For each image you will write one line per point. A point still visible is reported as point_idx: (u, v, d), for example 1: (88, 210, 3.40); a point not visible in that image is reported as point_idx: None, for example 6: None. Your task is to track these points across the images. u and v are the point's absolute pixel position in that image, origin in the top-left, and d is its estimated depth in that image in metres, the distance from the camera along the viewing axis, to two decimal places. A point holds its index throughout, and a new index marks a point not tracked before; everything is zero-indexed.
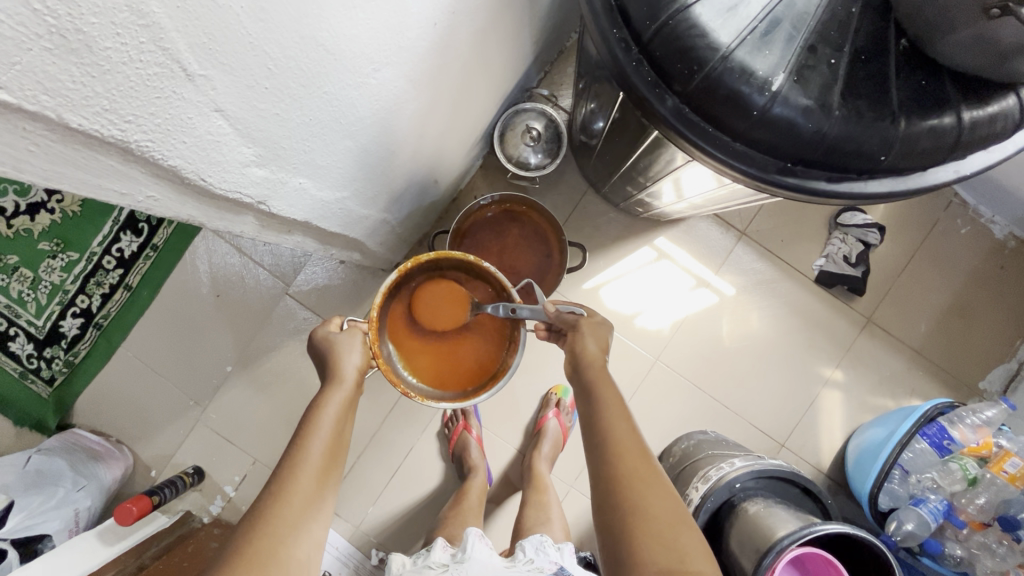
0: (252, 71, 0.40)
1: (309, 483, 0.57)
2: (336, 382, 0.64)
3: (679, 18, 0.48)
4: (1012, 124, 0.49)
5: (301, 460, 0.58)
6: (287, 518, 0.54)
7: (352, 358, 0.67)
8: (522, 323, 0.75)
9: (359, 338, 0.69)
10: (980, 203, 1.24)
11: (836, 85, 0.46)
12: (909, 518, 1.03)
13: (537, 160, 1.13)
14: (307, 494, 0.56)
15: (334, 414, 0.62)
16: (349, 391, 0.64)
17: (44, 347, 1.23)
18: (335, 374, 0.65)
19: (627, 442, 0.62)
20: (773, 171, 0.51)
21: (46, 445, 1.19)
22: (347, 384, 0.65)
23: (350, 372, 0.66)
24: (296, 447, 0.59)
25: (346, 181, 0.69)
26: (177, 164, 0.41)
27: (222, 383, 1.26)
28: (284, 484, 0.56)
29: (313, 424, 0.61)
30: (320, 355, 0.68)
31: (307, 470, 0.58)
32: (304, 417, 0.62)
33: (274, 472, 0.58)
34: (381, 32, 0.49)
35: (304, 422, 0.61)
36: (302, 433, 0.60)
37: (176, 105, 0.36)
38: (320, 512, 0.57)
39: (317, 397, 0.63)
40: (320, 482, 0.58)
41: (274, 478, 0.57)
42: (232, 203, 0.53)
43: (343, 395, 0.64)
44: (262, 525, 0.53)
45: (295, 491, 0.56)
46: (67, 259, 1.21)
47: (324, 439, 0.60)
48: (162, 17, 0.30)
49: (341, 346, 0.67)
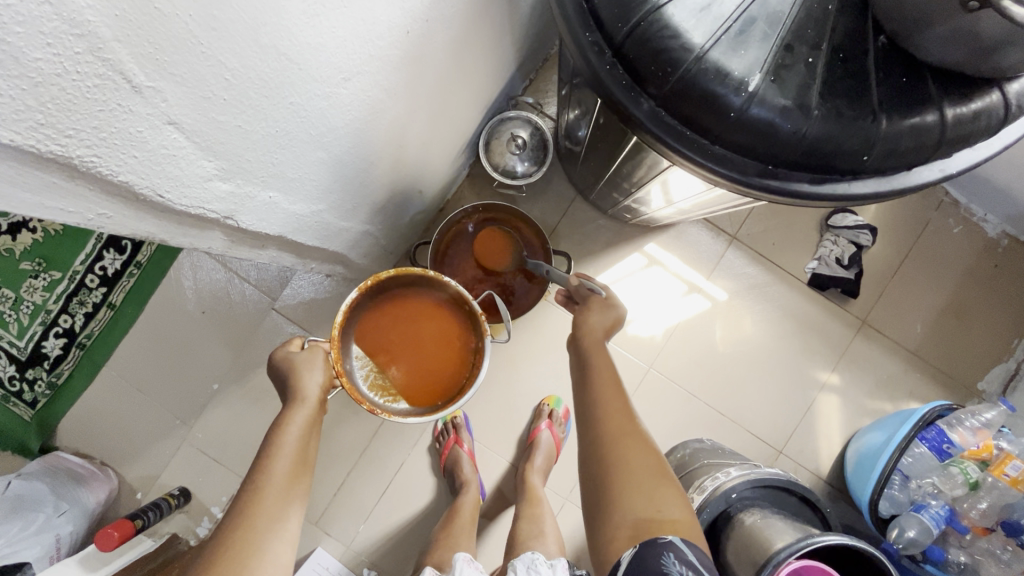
0: (207, 82, 0.38)
1: (273, 505, 0.55)
2: (298, 402, 0.62)
3: (651, 20, 0.47)
4: (996, 121, 0.48)
5: (264, 482, 0.56)
6: (249, 542, 0.52)
7: (314, 376, 0.65)
8: (484, 332, 0.75)
9: (321, 356, 0.67)
10: (971, 202, 1.23)
11: (814, 84, 0.45)
12: (911, 525, 1.01)
13: (523, 168, 1.11)
14: (271, 516, 0.54)
15: (297, 434, 0.60)
16: (310, 409, 0.62)
17: (26, 368, 1.21)
18: (297, 394, 0.63)
19: (618, 407, 0.66)
20: (753, 174, 0.49)
21: (27, 469, 1.16)
22: (309, 403, 0.63)
23: (313, 390, 0.64)
24: (259, 469, 0.57)
25: (321, 194, 0.68)
26: (129, 180, 0.39)
27: (208, 401, 1.23)
28: (247, 507, 0.54)
29: (275, 445, 0.59)
30: (280, 375, 0.66)
31: (270, 490, 0.55)
32: (266, 440, 0.60)
33: (236, 496, 0.56)
34: (349, 40, 0.47)
35: (266, 443, 0.59)
36: (264, 456, 0.58)
37: (122, 119, 0.34)
38: (285, 533, 0.54)
39: (278, 418, 0.61)
40: (285, 503, 0.56)
41: (238, 502, 0.55)
42: (197, 219, 0.52)
43: (305, 413, 0.62)
44: (223, 551, 0.51)
45: (258, 513, 0.54)
46: (50, 278, 1.19)
47: (286, 460, 0.58)
48: (99, 26, 0.28)
49: (301, 365, 0.65)
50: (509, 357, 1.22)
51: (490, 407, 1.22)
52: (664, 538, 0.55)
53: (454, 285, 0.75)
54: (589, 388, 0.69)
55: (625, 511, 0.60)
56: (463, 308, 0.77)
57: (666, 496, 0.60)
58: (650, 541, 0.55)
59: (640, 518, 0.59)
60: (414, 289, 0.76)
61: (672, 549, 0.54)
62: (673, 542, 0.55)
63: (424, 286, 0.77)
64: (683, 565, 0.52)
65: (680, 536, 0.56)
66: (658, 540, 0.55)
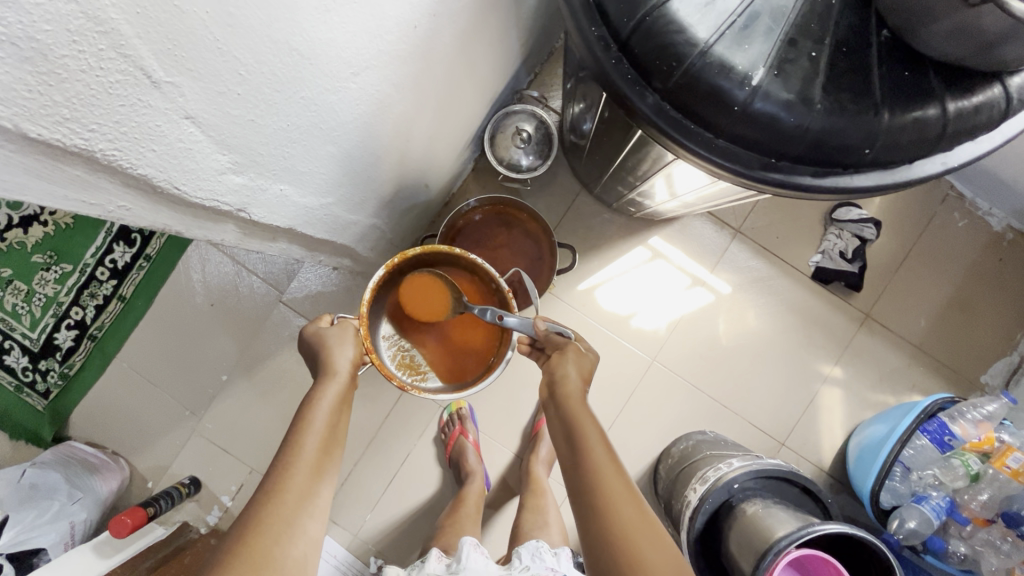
0: (223, 78, 0.39)
1: (304, 480, 0.56)
2: (330, 375, 0.65)
3: (656, 15, 0.47)
4: (997, 114, 0.48)
5: (296, 456, 0.58)
6: (280, 516, 0.53)
7: (344, 351, 0.67)
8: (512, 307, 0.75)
9: (351, 331, 0.69)
10: (977, 195, 1.23)
11: (817, 78, 0.46)
12: (912, 516, 1.02)
13: (528, 161, 1.12)
14: (303, 490, 0.56)
15: (328, 407, 0.62)
16: (342, 383, 0.64)
17: (39, 359, 1.23)
18: (328, 368, 0.65)
19: (629, 513, 0.56)
20: (757, 167, 0.50)
21: (40, 458, 1.18)
22: (339, 377, 0.65)
23: (343, 365, 0.66)
24: (291, 444, 0.59)
25: (330, 187, 0.69)
26: (147, 173, 0.40)
27: (217, 392, 1.25)
28: (276, 482, 0.56)
29: (307, 418, 0.61)
30: (313, 346, 0.68)
31: (301, 464, 0.57)
32: (298, 415, 0.62)
33: (269, 470, 0.57)
34: (359, 36, 0.48)
35: (299, 415, 0.61)
36: (295, 431, 0.60)
37: (142, 113, 0.35)
38: (314, 510, 0.56)
39: (310, 393, 0.63)
40: (317, 478, 0.57)
41: (269, 476, 0.57)
42: (210, 211, 0.53)
43: (337, 387, 0.64)
44: (256, 522, 0.52)
45: (291, 485, 0.56)
46: (61, 271, 1.21)
47: (317, 435, 0.60)
48: (122, 23, 0.29)
49: (336, 338, 0.68)
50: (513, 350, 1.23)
51: (494, 399, 1.24)
52: None
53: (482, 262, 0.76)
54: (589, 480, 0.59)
55: None
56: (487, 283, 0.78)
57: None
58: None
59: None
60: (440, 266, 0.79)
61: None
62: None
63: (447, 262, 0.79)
64: None
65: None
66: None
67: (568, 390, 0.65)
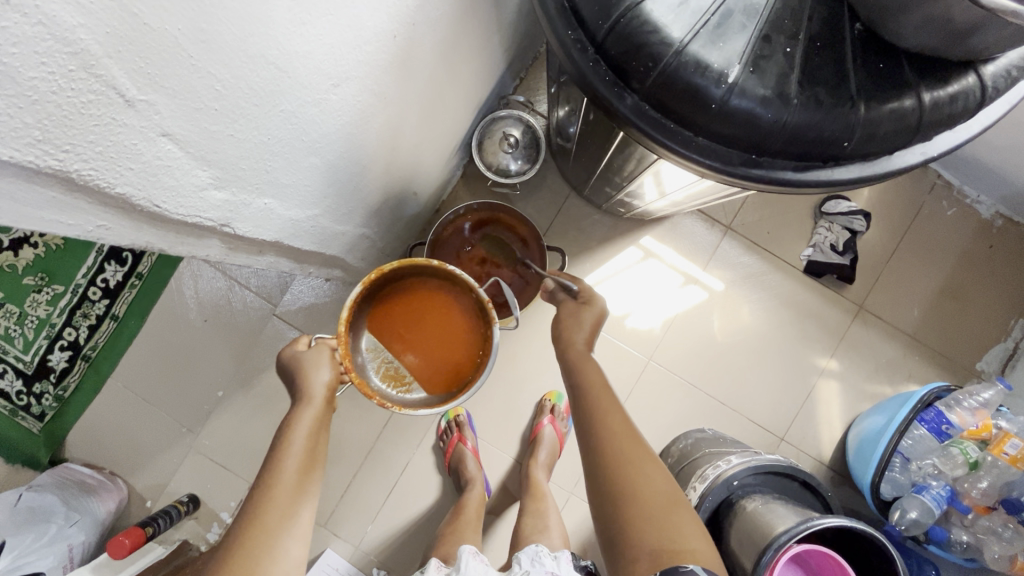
0: (198, 94, 0.39)
1: (284, 503, 0.56)
2: (307, 400, 0.64)
3: (631, 16, 0.47)
4: (973, 103, 0.48)
5: (275, 480, 0.57)
6: (261, 538, 0.53)
7: (320, 374, 0.66)
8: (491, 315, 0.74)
9: (327, 353, 0.69)
10: (965, 183, 1.24)
11: (792, 73, 0.46)
12: (913, 507, 1.01)
13: (516, 166, 1.12)
14: (287, 511, 0.55)
15: (306, 430, 0.62)
16: (319, 407, 0.64)
17: (33, 382, 1.22)
18: (304, 393, 0.65)
19: (619, 424, 0.65)
20: (738, 163, 0.50)
21: (36, 482, 1.17)
22: (316, 402, 0.64)
23: (319, 388, 0.65)
24: (270, 467, 0.58)
25: (316, 199, 0.69)
26: (126, 192, 0.40)
27: (214, 408, 1.25)
28: (255, 507, 0.55)
29: (285, 443, 0.60)
30: (290, 369, 0.68)
31: (281, 487, 0.57)
32: (276, 440, 0.61)
33: (249, 495, 0.57)
34: (337, 47, 0.48)
35: (276, 440, 0.60)
36: (273, 455, 0.59)
37: (118, 132, 0.35)
38: (297, 530, 0.55)
39: (287, 417, 0.62)
40: (300, 500, 0.57)
41: (249, 501, 0.56)
42: (194, 228, 0.53)
43: (313, 412, 0.63)
44: (239, 550, 0.52)
45: (274, 507, 0.55)
46: (53, 292, 1.21)
47: (297, 457, 0.59)
48: (91, 43, 0.29)
49: (310, 362, 0.67)
50: (508, 354, 1.23)
51: (492, 405, 1.23)
52: (687, 568, 0.53)
53: (458, 273, 0.75)
54: (591, 410, 0.67)
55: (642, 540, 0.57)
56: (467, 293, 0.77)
57: (685, 522, 0.59)
58: (672, 571, 0.52)
59: (659, 547, 0.56)
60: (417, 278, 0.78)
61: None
62: (697, 571, 0.52)
63: (423, 274, 0.78)
64: None
65: (699, 564, 0.54)
66: (680, 566, 0.53)
67: (571, 341, 0.75)
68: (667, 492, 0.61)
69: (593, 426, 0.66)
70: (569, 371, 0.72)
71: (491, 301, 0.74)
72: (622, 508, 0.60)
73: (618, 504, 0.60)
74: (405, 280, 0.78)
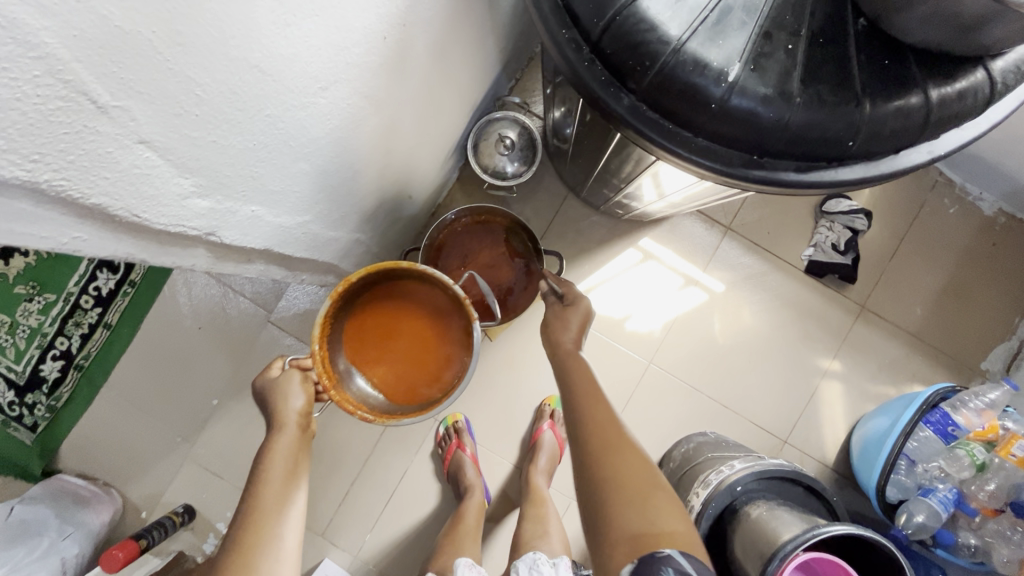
0: (176, 98, 0.37)
1: (269, 528, 0.56)
2: (279, 426, 0.64)
3: (626, 13, 0.46)
4: (982, 100, 0.47)
5: (257, 506, 0.57)
6: (248, 564, 0.52)
7: (293, 401, 0.67)
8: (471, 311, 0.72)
9: (297, 378, 0.69)
10: (967, 180, 1.22)
11: (794, 71, 0.45)
12: (919, 510, 1.00)
13: (513, 168, 1.11)
14: (270, 537, 0.55)
15: (284, 455, 0.62)
16: (293, 432, 0.64)
17: (25, 393, 1.20)
18: (278, 420, 0.65)
19: (601, 414, 0.63)
20: (738, 164, 0.48)
21: (29, 494, 1.15)
22: (289, 426, 0.64)
23: (292, 414, 0.66)
24: (251, 496, 0.58)
25: (307, 205, 0.67)
26: (101, 202, 0.39)
27: (209, 417, 1.23)
28: (239, 535, 0.55)
29: (264, 470, 0.60)
30: (262, 398, 0.68)
31: (264, 512, 0.56)
32: (254, 468, 0.61)
33: (229, 527, 0.56)
34: (324, 49, 0.47)
35: (255, 469, 0.60)
36: (254, 483, 0.59)
37: (90, 140, 0.34)
38: (282, 554, 0.55)
39: (263, 445, 0.62)
40: (283, 526, 0.56)
41: (233, 531, 0.56)
42: (177, 236, 0.51)
43: (289, 436, 0.64)
44: None
45: (257, 535, 0.55)
46: (44, 301, 1.18)
47: (275, 481, 0.59)
48: (57, 46, 0.28)
49: (281, 390, 0.67)
50: (506, 359, 1.21)
51: (491, 411, 1.21)
52: (662, 552, 0.50)
53: (432, 271, 0.73)
54: (577, 404, 0.65)
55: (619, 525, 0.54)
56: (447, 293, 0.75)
57: (666, 506, 0.55)
58: (648, 558, 0.50)
59: (637, 531, 0.53)
60: (393, 282, 0.76)
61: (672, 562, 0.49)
62: (674, 557, 0.49)
63: (396, 279, 0.76)
64: None
65: (678, 547, 0.51)
66: (656, 554, 0.50)
67: (559, 341, 0.75)
68: (646, 475, 0.58)
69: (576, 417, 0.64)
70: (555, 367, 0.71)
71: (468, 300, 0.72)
72: (601, 493, 0.57)
73: (597, 490, 0.57)
74: (379, 287, 0.77)
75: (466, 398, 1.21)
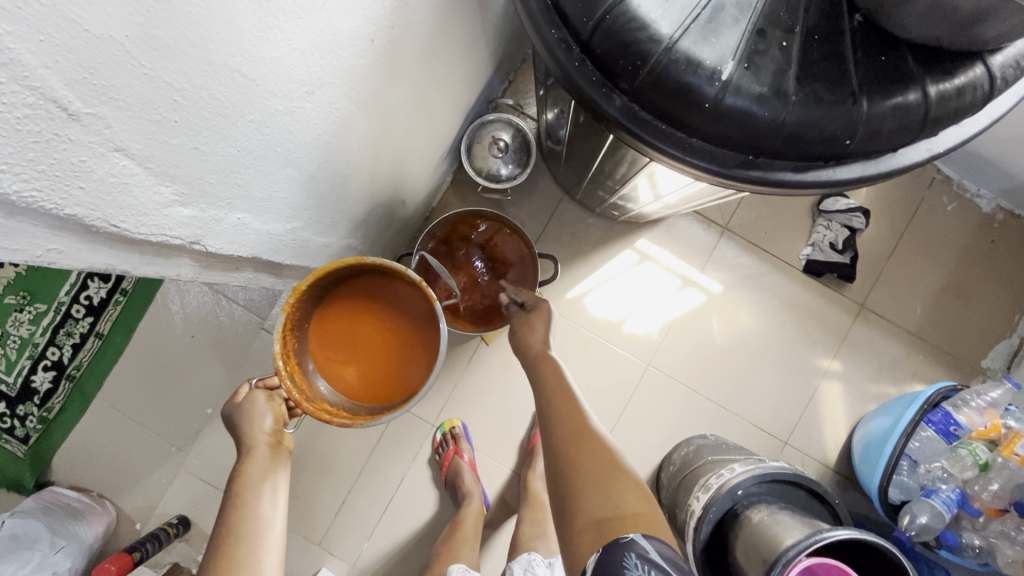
0: (154, 105, 0.36)
1: (248, 553, 0.61)
2: (250, 448, 0.67)
3: (617, 12, 0.45)
4: (981, 96, 0.46)
5: (236, 532, 0.62)
6: None
7: (263, 422, 0.69)
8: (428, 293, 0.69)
9: (263, 398, 0.70)
10: (965, 177, 1.21)
11: (790, 69, 0.44)
12: (922, 512, 0.98)
13: (507, 170, 1.10)
14: (247, 562, 0.60)
15: (258, 477, 0.65)
16: (263, 452, 0.67)
17: (16, 404, 1.18)
18: (248, 442, 0.68)
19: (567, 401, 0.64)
20: (734, 165, 0.47)
21: (20, 507, 1.13)
22: (260, 448, 0.67)
23: (262, 435, 0.68)
24: (227, 520, 0.63)
25: (295, 211, 0.66)
26: (76, 213, 0.38)
27: (203, 426, 1.21)
28: (220, 558, 0.60)
29: (239, 494, 0.64)
30: (229, 423, 0.69)
31: (244, 538, 0.61)
32: (228, 492, 0.64)
33: (208, 550, 0.61)
34: (309, 53, 0.46)
35: (230, 494, 0.64)
36: (229, 507, 0.63)
37: (62, 149, 0.33)
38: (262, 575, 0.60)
39: (236, 468, 0.66)
40: (259, 551, 0.62)
41: (213, 552, 0.61)
42: (160, 246, 0.50)
43: (261, 458, 0.67)
44: None
45: (233, 561, 0.60)
46: (36, 311, 1.16)
47: (253, 505, 0.63)
48: (24, 53, 0.26)
49: (249, 413, 0.69)
50: (503, 363, 1.20)
51: (488, 416, 1.20)
52: (626, 538, 0.52)
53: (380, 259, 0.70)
54: (547, 398, 0.65)
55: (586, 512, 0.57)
56: (401, 279, 0.73)
57: (631, 491, 0.58)
58: (612, 544, 0.52)
59: (603, 517, 0.56)
60: (348, 279, 0.75)
61: (636, 547, 0.51)
62: (636, 541, 0.52)
63: (351, 278, 0.75)
64: (645, 564, 0.49)
65: (640, 531, 0.54)
66: (620, 540, 0.52)
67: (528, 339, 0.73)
68: (611, 460, 0.60)
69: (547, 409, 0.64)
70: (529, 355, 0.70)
71: (423, 281, 0.70)
72: (570, 483, 0.59)
73: (567, 478, 0.60)
74: (336, 291, 0.75)
75: (463, 403, 1.20)
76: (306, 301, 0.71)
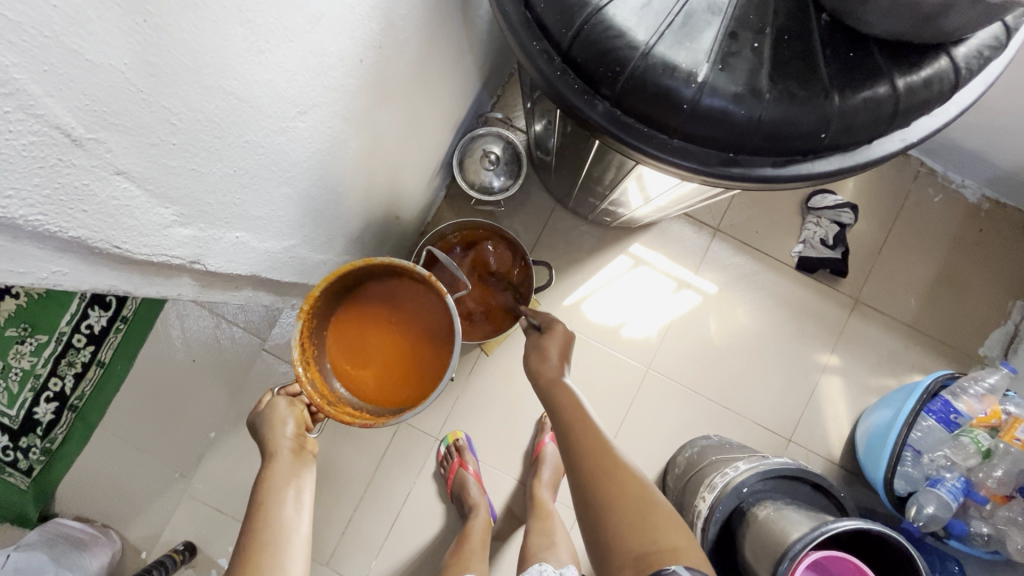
0: (154, 129, 0.38)
1: (273, 555, 0.60)
2: (273, 454, 0.69)
3: (594, 21, 0.47)
4: (949, 86, 0.48)
5: (260, 534, 0.61)
6: None
7: (285, 429, 0.72)
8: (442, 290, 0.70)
9: (284, 404, 0.74)
10: (949, 169, 1.23)
11: (762, 68, 0.45)
12: (929, 501, 0.99)
13: (500, 182, 1.11)
14: (270, 564, 0.59)
15: (280, 478, 0.66)
16: (285, 456, 0.68)
17: (19, 437, 1.17)
18: (271, 449, 0.69)
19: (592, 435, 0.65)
20: (716, 163, 0.49)
21: (24, 541, 1.11)
22: (282, 453, 0.69)
23: (284, 442, 0.70)
24: (251, 525, 0.63)
25: (292, 228, 0.67)
26: (80, 235, 0.39)
27: (206, 450, 1.21)
28: (244, 563, 0.59)
29: (263, 497, 0.64)
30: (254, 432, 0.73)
31: (269, 540, 0.61)
32: (253, 497, 0.65)
33: (234, 558, 0.61)
34: (300, 74, 0.47)
35: (254, 498, 0.64)
36: (254, 512, 0.64)
37: (68, 173, 0.34)
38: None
39: (262, 472, 0.67)
40: (282, 553, 0.61)
41: (238, 560, 0.60)
42: (160, 265, 0.51)
43: (283, 462, 0.68)
44: None
45: (258, 564, 0.59)
46: (37, 342, 1.15)
47: (274, 506, 0.63)
48: (29, 83, 0.28)
49: (271, 421, 0.72)
50: (504, 373, 1.20)
51: (491, 427, 1.20)
52: (670, 569, 0.51)
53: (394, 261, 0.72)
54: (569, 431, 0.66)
55: (623, 550, 0.56)
56: (416, 281, 0.75)
57: (665, 525, 0.58)
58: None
59: (640, 552, 0.55)
60: (357, 285, 0.76)
61: None
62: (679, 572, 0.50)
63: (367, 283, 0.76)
64: None
65: (682, 563, 0.53)
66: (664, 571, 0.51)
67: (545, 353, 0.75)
68: (642, 497, 0.60)
69: (568, 440, 0.66)
70: (543, 384, 0.72)
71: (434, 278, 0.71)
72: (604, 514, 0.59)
73: (596, 512, 0.60)
74: (352, 298, 0.77)
75: (466, 415, 1.20)
76: (324, 308, 0.72)
